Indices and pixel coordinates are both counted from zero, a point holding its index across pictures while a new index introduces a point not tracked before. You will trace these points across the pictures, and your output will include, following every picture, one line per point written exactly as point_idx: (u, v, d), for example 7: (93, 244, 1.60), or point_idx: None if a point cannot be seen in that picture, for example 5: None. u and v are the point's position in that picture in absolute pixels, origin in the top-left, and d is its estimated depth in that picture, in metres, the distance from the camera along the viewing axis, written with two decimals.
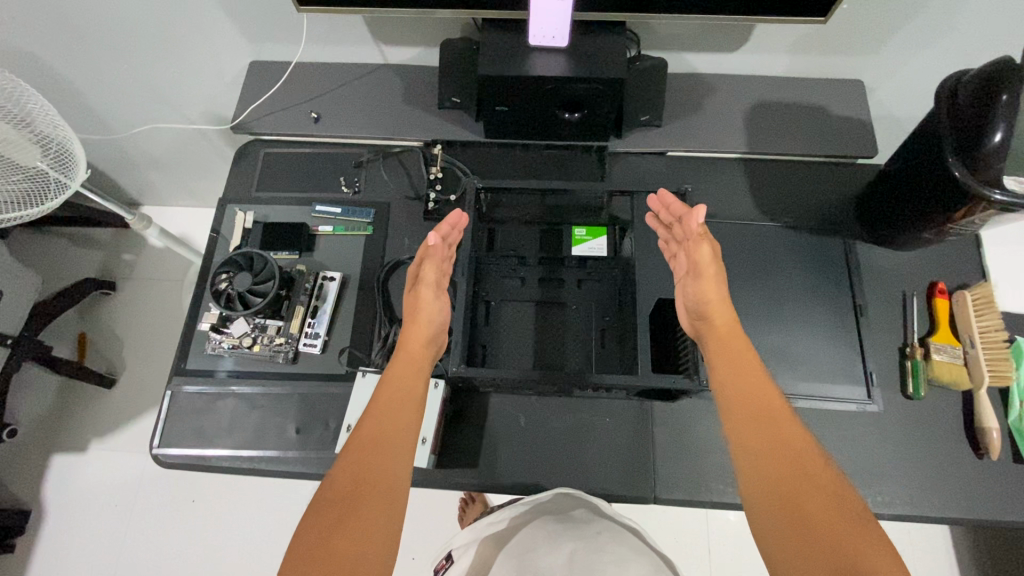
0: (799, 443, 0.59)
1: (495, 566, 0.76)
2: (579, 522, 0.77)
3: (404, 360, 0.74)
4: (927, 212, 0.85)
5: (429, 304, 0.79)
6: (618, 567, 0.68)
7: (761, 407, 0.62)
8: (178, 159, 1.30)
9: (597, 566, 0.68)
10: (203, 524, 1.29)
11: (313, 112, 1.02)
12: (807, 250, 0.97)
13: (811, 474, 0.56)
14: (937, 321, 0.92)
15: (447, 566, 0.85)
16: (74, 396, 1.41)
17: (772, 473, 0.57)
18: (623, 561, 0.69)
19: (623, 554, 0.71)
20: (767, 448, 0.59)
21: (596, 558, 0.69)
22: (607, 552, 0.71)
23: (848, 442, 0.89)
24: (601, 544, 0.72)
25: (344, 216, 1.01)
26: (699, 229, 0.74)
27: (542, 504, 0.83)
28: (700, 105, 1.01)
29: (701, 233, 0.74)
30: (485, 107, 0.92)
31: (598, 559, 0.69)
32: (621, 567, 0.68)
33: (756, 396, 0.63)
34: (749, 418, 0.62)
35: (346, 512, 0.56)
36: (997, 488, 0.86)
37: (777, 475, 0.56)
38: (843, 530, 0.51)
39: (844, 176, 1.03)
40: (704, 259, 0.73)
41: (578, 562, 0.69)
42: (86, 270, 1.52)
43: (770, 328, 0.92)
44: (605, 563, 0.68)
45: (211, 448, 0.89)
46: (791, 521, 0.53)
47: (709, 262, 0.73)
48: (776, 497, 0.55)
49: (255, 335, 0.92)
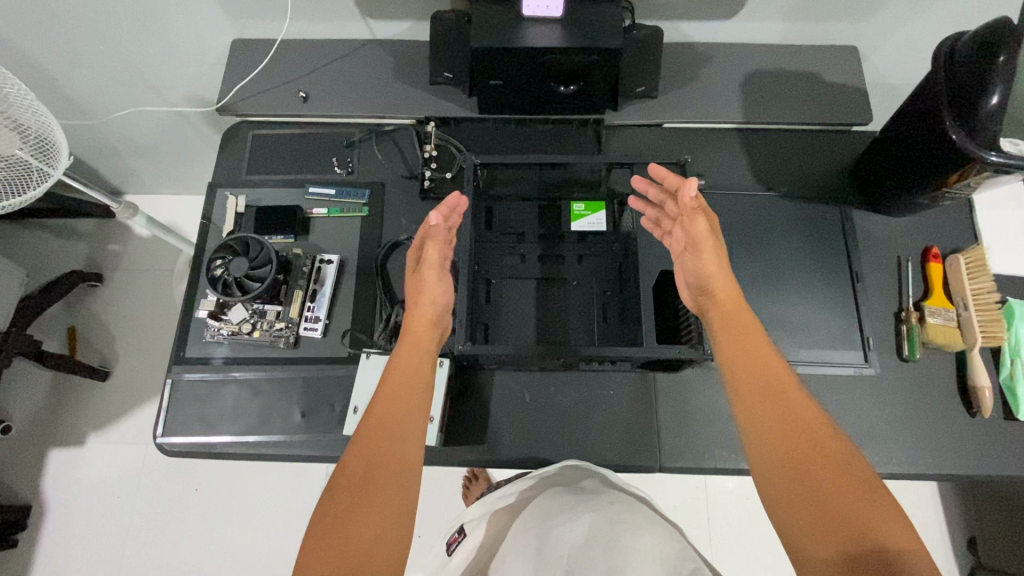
0: (805, 412, 0.58)
1: (510, 536, 0.76)
2: (592, 494, 0.76)
3: (413, 341, 0.72)
4: (923, 176, 0.86)
5: (432, 287, 0.78)
6: (634, 539, 0.64)
7: (768, 378, 0.62)
8: (161, 144, 1.27)
9: (616, 537, 0.65)
10: (208, 512, 1.30)
11: (302, 91, 0.99)
12: (803, 218, 0.98)
13: (815, 439, 0.56)
14: (931, 285, 0.94)
15: (459, 541, 0.84)
16: (66, 391, 1.40)
17: (782, 444, 0.57)
18: (639, 532, 0.66)
19: (641, 526, 0.67)
20: (772, 415, 0.59)
21: (614, 527, 0.67)
22: (624, 522, 0.68)
23: (846, 405, 0.90)
24: (616, 513, 0.70)
25: (339, 198, 0.99)
26: (693, 203, 0.73)
27: (549, 477, 0.84)
28: (694, 77, 1.00)
29: (695, 207, 0.73)
30: (478, 81, 0.90)
31: (616, 532, 0.66)
32: (637, 535, 0.65)
33: (761, 364, 0.63)
34: (753, 389, 0.62)
35: (362, 496, 0.56)
36: (991, 444, 0.88)
37: (786, 445, 0.56)
38: (846, 491, 0.52)
39: (839, 143, 1.03)
40: (701, 232, 0.73)
41: (597, 537, 0.66)
42: (71, 261, 1.49)
43: (770, 298, 0.93)
44: (622, 531, 0.66)
45: (215, 435, 0.89)
46: (804, 493, 0.53)
47: (706, 235, 0.73)
48: (780, 463, 0.56)
49: (254, 322, 0.91)
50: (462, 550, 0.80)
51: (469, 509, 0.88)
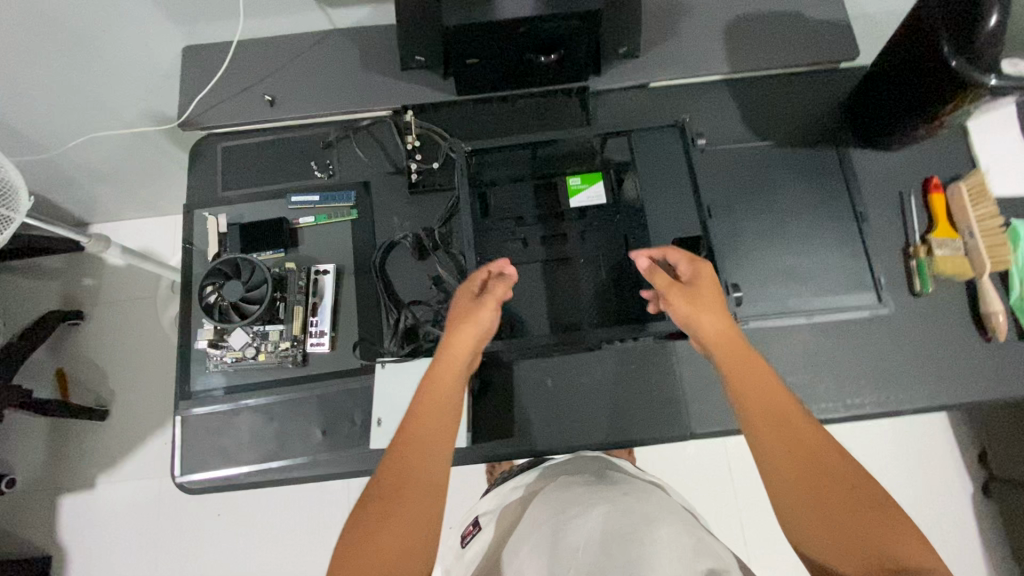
0: (815, 438, 0.55)
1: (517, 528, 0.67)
2: (608, 485, 0.67)
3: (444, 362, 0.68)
4: (915, 109, 0.85)
5: (484, 319, 0.71)
6: (650, 530, 0.54)
7: (777, 404, 0.57)
8: (123, 168, 1.19)
9: (628, 530, 0.54)
10: (233, 536, 1.28)
11: (267, 95, 0.94)
12: (802, 165, 0.96)
13: (830, 469, 0.53)
14: (935, 217, 0.93)
15: (472, 534, 0.76)
16: (67, 436, 1.35)
17: (797, 475, 0.53)
18: (655, 523, 0.55)
19: (654, 515, 0.57)
20: (775, 435, 0.56)
21: (626, 517, 0.57)
22: (637, 512, 0.57)
23: (864, 347, 0.91)
24: (630, 504, 0.60)
25: (325, 204, 0.94)
26: (646, 264, 0.71)
27: (562, 471, 0.76)
28: (675, 31, 0.96)
29: (649, 269, 0.71)
30: (454, 61, 0.86)
31: (629, 523, 0.55)
32: (652, 528, 0.54)
33: (758, 386, 0.59)
34: (761, 418, 0.57)
35: (395, 505, 0.55)
36: (1008, 366, 0.89)
37: (801, 477, 0.53)
38: (866, 517, 0.50)
39: (829, 82, 1.00)
40: (661, 285, 0.69)
41: (610, 527, 0.56)
42: (47, 302, 1.42)
43: (779, 250, 0.92)
44: (635, 522, 0.55)
45: (236, 466, 0.86)
46: (824, 522, 0.51)
47: (668, 286, 0.68)
48: (797, 496, 0.52)
49: (257, 344, 0.87)
50: (475, 545, 0.73)
51: (483, 501, 0.81)
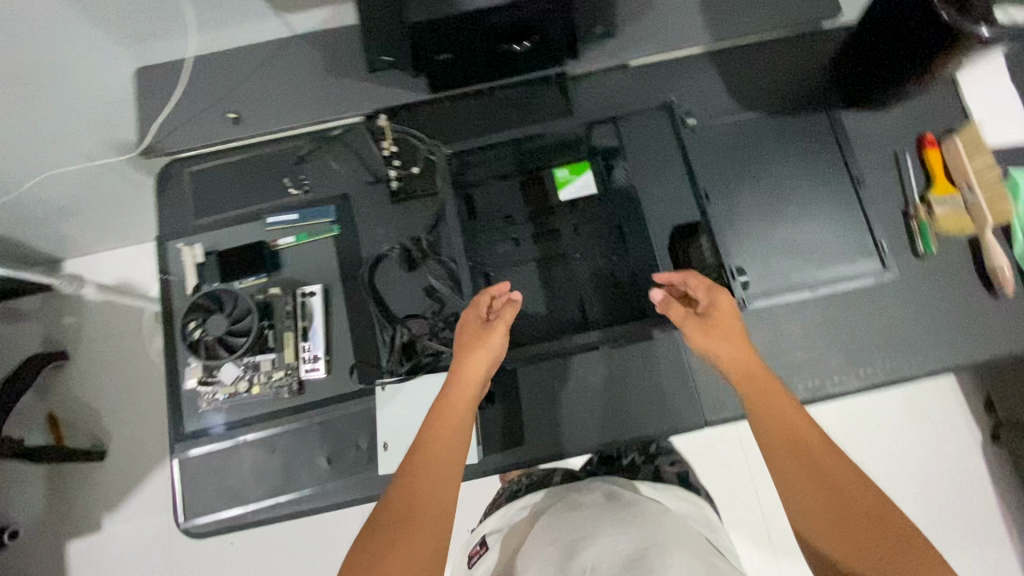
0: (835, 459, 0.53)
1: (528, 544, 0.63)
2: (619, 504, 0.64)
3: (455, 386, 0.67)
4: (907, 65, 0.82)
5: (494, 342, 0.70)
6: (662, 555, 0.51)
7: (796, 425, 0.56)
8: (88, 201, 1.13)
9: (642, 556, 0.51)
10: (248, 565, 1.25)
11: (231, 112, 0.90)
12: (794, 133, 0.93)
13: (849, 489, 0.50)
14: (932, 175, 0.91)
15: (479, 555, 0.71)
16: (65, 480, 1.31)
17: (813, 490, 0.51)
18: (667, 547, 0.52)
19: (667, 539, 0.55)
20: (786, 451, 0.54)
21: (637, 541, 0.54)
22: (648, 535, 0.55)
23: (872, 314, 0.89)
24: (640, 525, 0.57)
25: (304, 221, 0.90)
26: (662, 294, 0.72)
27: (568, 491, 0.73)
28: (651, 5, 0.92)
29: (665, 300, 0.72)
30: (424, 58, 0.82)
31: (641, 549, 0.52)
32: (664, 552, 0.52)
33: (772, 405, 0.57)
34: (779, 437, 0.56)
35: (406, 529, 0.52)
36: (1016, 319, 0.88)
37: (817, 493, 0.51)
38: (888, 541, 0.46)
39: (814, 44, 0.97)
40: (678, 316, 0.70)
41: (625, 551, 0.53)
42: (27, 346, 1.37)
43: (778, 224, 0.89)
44: (648, 548, 0.52)
45: (241, 503, 0.83)
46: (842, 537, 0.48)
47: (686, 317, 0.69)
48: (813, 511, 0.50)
49: (249, 377, 0.84)
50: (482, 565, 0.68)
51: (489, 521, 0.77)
